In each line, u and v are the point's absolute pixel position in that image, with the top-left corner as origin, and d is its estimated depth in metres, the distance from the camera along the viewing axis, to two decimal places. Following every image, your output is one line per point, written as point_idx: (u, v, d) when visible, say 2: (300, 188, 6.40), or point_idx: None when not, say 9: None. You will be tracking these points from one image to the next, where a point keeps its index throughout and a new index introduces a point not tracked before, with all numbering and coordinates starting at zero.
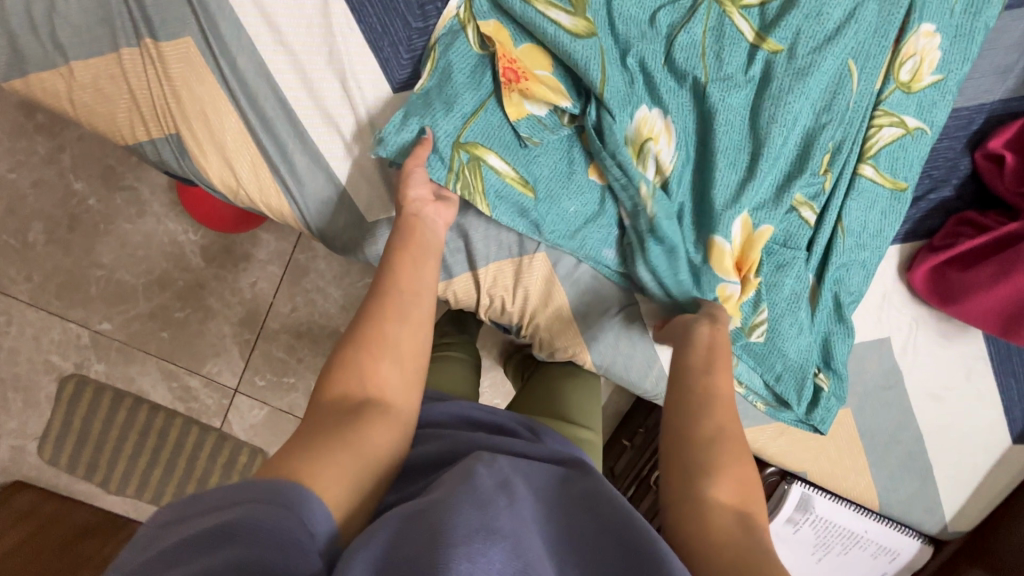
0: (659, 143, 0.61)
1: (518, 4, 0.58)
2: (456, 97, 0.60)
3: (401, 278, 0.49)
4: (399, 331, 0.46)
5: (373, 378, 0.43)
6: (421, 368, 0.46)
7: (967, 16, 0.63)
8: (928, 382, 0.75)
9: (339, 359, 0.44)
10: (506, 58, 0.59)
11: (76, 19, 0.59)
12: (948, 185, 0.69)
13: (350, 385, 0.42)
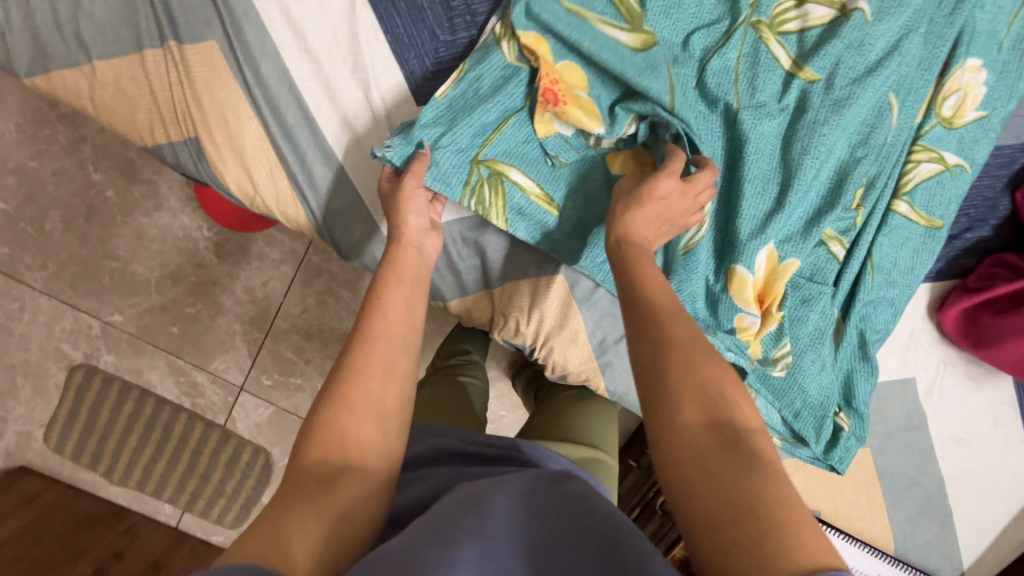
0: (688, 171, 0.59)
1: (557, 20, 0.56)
2: (479, 108, 0.58)
3: (386, 320, 0.47)
4: (381, 386, 0.44)
5: (354, 440, 0.41)
6: (400, 425, 0.44)
7: (1014, 53, 0.61)
8: (953, 427, 0.73)
9: (321, 415, 0.42)
10: (548, 77, 0.57)
11: (101, 18, 0.58)
12: (986, 225, 0.66)
13: (329, 447, 0.40)
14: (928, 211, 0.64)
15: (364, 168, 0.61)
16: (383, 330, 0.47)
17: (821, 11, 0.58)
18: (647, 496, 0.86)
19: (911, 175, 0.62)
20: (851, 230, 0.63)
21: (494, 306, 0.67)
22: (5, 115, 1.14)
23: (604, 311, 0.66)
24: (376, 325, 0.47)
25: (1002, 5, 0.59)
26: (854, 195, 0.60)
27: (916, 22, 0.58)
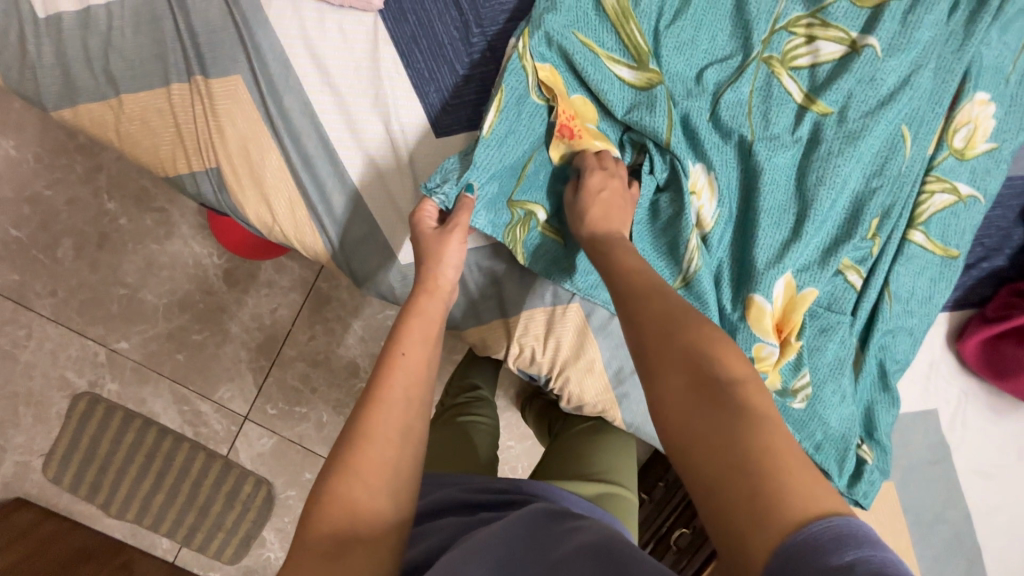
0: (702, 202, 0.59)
1: (581, 53, 0.57)
2: (508, 149, 0.58)
3: (403, 375, 0.45)
4: (394, 451, 0.42)
5: (365, 511, 0.39)
6: (409, 486, 0.42)
7: (1021, 87, 0.62)
8: (976, 459, 0.71)
9: (330, 479, 0.40)
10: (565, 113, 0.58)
11: (130, 54, 0.60)
12: (1000, 254, 0.66)
13: (337, 518, 0.39)
14: (944, 241, 0.64)
15: (383, 199, 0.62)
16: (399, 388, 0.44)
17: (832, 47, 0.59)
18: (661, 530, 0.84)
19: (924, 205, 0.63)
20: (867, 259, 0.63)
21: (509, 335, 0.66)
22: (23, 144, 1.16)
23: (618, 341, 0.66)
24: (391, 380, 0.44)
25: (1009, 40, 0.60)
26: (870, 225, 0.61)
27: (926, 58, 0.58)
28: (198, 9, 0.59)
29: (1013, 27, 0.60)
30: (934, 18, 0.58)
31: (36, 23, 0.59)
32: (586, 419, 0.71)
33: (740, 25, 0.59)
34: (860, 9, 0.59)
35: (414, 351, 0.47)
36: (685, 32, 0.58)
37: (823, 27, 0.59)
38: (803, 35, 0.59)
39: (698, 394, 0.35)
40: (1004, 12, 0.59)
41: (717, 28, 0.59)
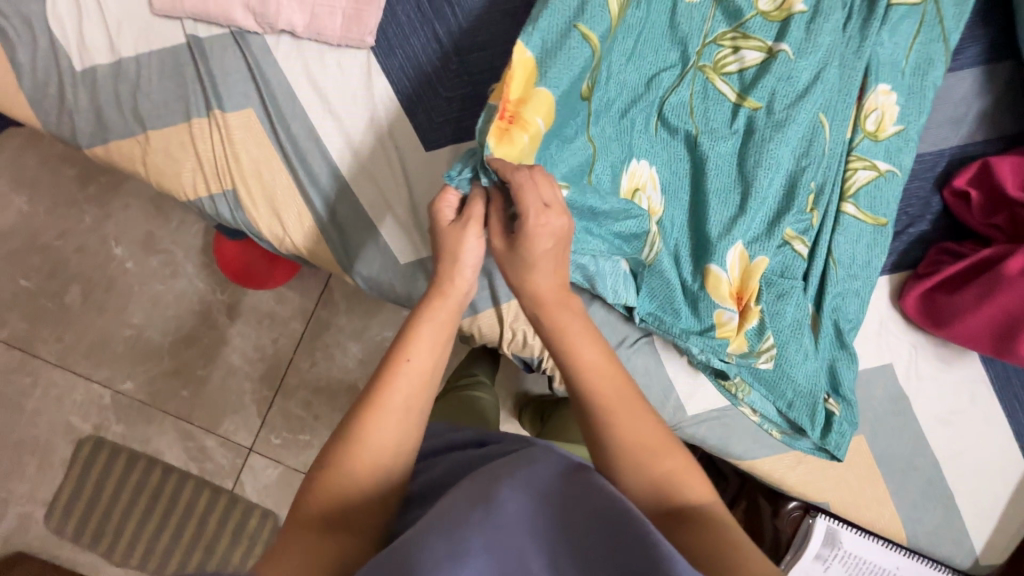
0: (649, 193, 0.67)
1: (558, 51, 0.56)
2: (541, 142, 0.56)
3: (407, 385, 0.45)
4: (388, 460, 0.43)
5: (353, 502, 0.41)
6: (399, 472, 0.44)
7: (917, 76, 0.72)
8: (936, 407, 0.78)
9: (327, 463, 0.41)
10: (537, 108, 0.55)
11: (155, 96, 0.69)
12: (924, 220, 0.76)
13: (333, 494, 0.41)
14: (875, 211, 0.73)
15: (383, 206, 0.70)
16: (401, 397, 0.44)
17: (753, 56, 0.69)
18: None
19: (851, 181, 0.73)
20: (809, 230, 0.72)
21: (502, 321, 0.73)
22: (35, 200, 1.22)
23: (603, 319, 0.73)
24: (394, 389, 0.44)
25: (901, 39, 0.71)
26: (807, 199, 0.70)
27: (831, 59, 0.69)
28: (216, 55, 0.68)
29: (903, 29, 0.71)
30: (831, 27, 0.69)
31: (73, 75, 0.68)
32: None
33: (674, 41, 0.68)
34: (771, 23, 0.70)
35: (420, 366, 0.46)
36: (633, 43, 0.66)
37: (743, 39, 0.69)
38: (729, 46, 0.70)
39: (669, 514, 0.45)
40: (891, 17, 0.71)
41: (659, 42, 0.68)
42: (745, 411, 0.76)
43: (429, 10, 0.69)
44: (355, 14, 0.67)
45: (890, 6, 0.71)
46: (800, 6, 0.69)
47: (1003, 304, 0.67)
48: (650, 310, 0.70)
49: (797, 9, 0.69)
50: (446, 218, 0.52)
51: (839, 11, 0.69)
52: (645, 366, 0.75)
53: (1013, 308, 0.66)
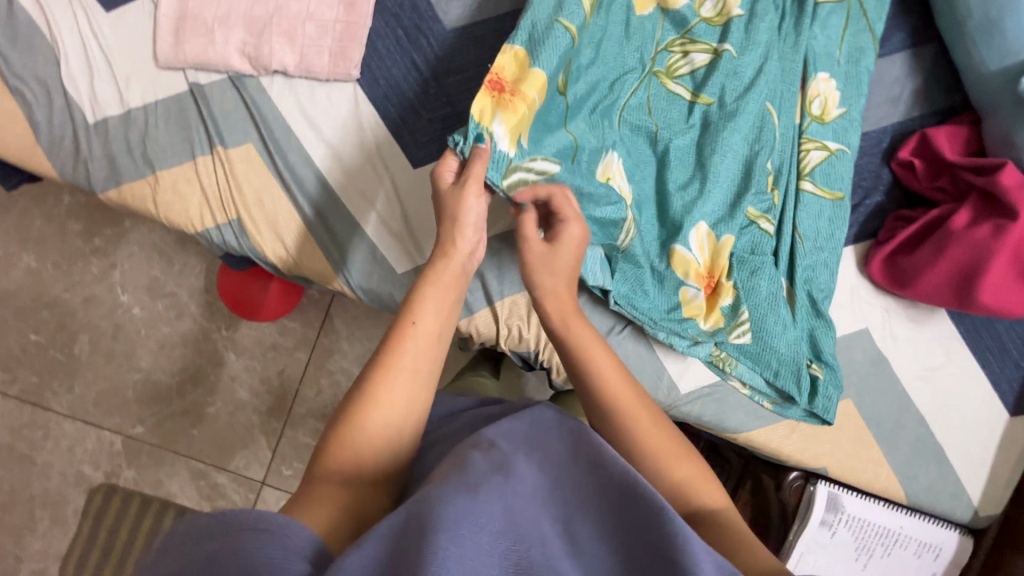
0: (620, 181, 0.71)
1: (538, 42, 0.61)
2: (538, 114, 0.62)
3: (414, 345, 0.49)
4: (400, 415, 0.47)
5: (369, 454, 0.45)
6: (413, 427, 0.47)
7: (852, 63, 0.80)
8: (914, 366, 0.82)
9: (342, 420, 0.46)
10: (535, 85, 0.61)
11: (163, 140, 0.75)
12: (877, 192, 0.82)
13: (351, 446, 0.45)
14: (831, 187, 0.80)
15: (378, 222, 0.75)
16: (409, 357, 0.48)
17: (703, 56, 0.76)
18: None
19: (806, 160, 0.79)
20: (773, 209, 0.78)
21: (498, 319, 0.78)
22: (42, 256, 1.24)
23: (593, 309, 0.78)
24: (402, 350, 0.48)
25: (832, 33, 0.79)
26: (766, 179, 0.76)
27: (771, 54, 0.77)
28: (216, 98, 0.75)
29: (833, 24, 0.79)
30: (767, 26, 0.77)
31: (86, 127, 0.75)
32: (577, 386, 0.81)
33: (633, 46, 0.73)
34: (714, 27, 0.77)
35: (425, 327, 0.50)
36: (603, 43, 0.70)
37: (691, 44, 0.77)
38: (679, 51, 0.77)
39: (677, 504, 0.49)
40: (819, 15, 0.79)
41: (619, 48, 0.72)
42: (735, 384, 0.80)
43: (406, 41, 0.75)
44: (341, 51, 0.74)
45: (818, 5, 0.79)
46: (738, 10, 0.76)
47: (956, 256, 0.72)
48: (622, 293, 0.74)
49: (734, 13, 0.76)
50: (446, 180, 0.55)
51: (773, 13, 0.77)
52: (636, 349, 0.79)
53: (967, 259, 0.71)
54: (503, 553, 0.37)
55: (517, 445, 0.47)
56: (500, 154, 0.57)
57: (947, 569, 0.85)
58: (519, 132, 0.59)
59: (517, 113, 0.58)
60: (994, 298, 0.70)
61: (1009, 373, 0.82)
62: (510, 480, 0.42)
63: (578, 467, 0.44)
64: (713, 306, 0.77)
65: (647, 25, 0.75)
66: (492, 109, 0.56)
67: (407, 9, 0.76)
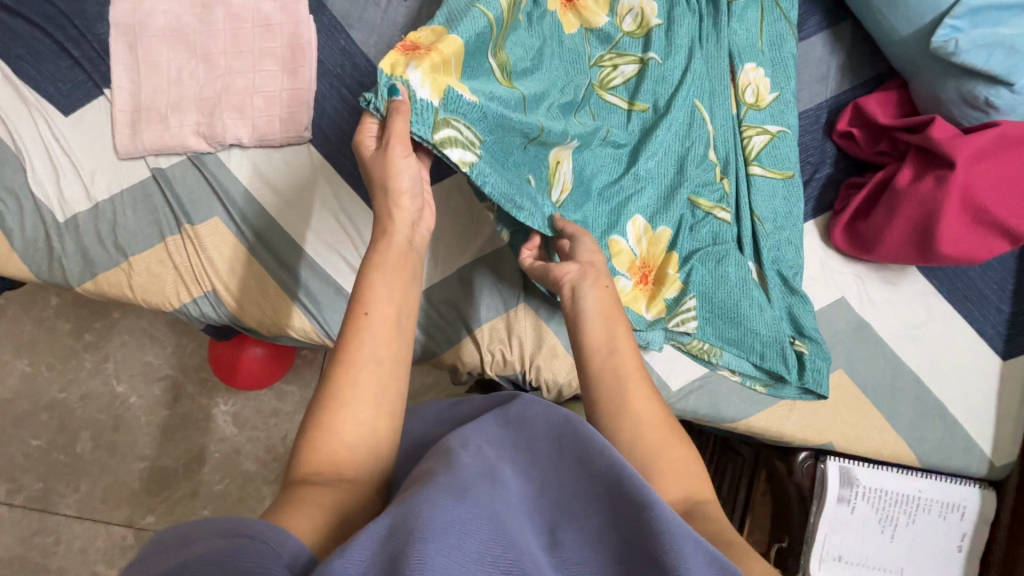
0: (564, 167, 0.70)
1: (465, 21, 0.56)
2: (482, 85, 0.58)
3: (373, 338, 0.49)
4: (370, 411, 0.48)
5: (344, 453, 0.46)
6: (387, 424, 0.48)
7: (775, 50, 0.83)
8: (897, 326, 0.82)
9: (313, 420, 0.47)
10: (458, 57, 0.56)
11: (133, 226, 0.78)
12: (825, 165, 0.84)
13: (325, 450, 0.46)
14: (779, 165, 0.81)
15: (349, 271, 0.77)
16: (369, 348, 0.49)
17: (629, 67, 0.80)
18: None
19: (750, 146, 0.82)
20: (726, 198, 0.80)
21: (480, 346, 0.79)
22: (36, 359, 1.24)
23: None
24: (362, 346, 0.49)
25: (751, 25, 0.83)
26: (711, 170, 0.79)
27: (693, 53, 0.80)
28: (180, 179, 0.78)
29: (749, 17, 0.83)
30: (685, 30, 0.81)
31: (58, 226, 0.78)
32: (567, 400, 0.82)
33: (574, 54, 0.74)
34: (637, 39, 0.81)
35: (383, 319, 0.50)
36: (540, 38, 0.68)
37: (619, 57, 0.80)
38: (609, 65, 0.79)
39: (671, 498, 0.49)
40: (736, 10, 0.83)
41: (564, 63, 0.72)
42: (725, 373, 0.80)
43: (351, 98, 0.79)
44: (291, 117, 0.77)
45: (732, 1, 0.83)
46: (657, 22, 0.80)
47: (909, 213, 0.74)
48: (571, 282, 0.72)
49: (653, 23, 0.80)
50: (368, 146, 0.53)
51: (688, 16, 0.81)
52: None
53: (920, 213, 0.73)
54: (491, 560, 0.35)
55: (504, 450, 0.45)
56: (422, 104, 0.53)
57: (977, 527, 0.83)
58: (440, 79, 0.54)
59: (434, 63, 0.54)
60: (954, 248, 0.73)
61: (992, 318, 0.82)
62: (498, 486, 0.41)
63: (566, 463, 0.43)
64: (654, 296, 0.77)
65: (578, 34, 0.76)
66: (404, 60, 0.53)
67: (347, 68, 0.79)
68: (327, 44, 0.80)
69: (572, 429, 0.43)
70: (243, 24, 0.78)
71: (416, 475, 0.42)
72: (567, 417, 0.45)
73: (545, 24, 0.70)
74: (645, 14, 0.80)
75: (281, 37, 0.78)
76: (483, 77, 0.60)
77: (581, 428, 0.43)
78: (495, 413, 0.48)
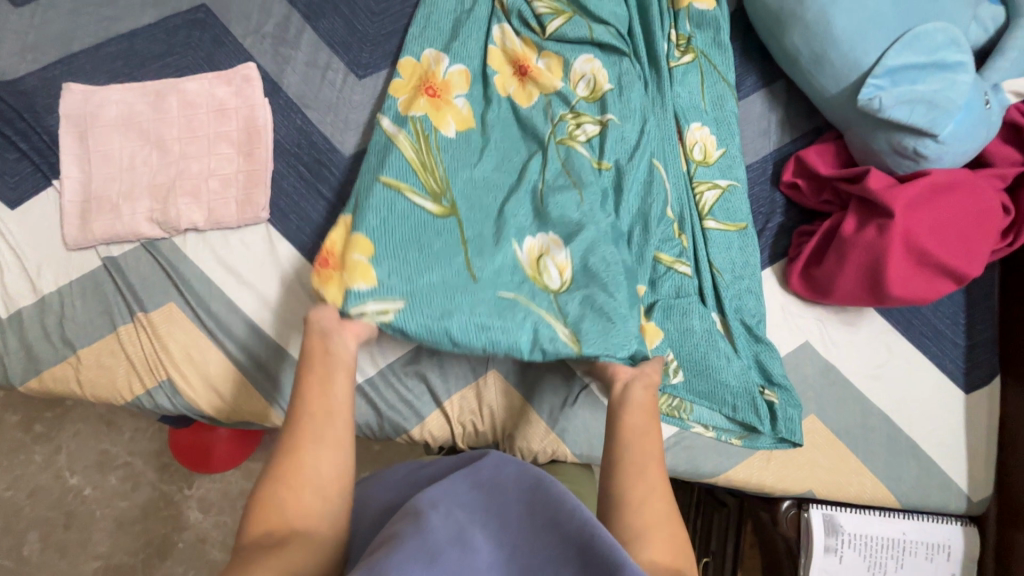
0: (555, 256, 0.70)
1: (367, 207, 0.67)
2: (405, 241, 0.67)
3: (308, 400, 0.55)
4: (313, 465, 0.51)
5: (293, 509, 0.48)
6: (334, 476, 0.51)
7: (718, 108, 0.87)
8: (862, 366, 0.83)
9: (265, 480, 0.50)
10: (359, 244, 0.65)
11: (81, 318, 0.75)
12: (776, 214, 0.87)
13: (276, 511, 0.48)
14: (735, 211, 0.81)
15: None
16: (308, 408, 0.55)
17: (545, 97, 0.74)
18: None
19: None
20: (685, 252, 0.81)
21: (450, 418, 0.78)
22: None
23: (543, 385, 0.78)
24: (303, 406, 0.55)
25: (693, 87, 0.87)
26: (671, 228, 0.80)
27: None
28: (133, 267, 0.76)
29: (691, 82, 0.87)
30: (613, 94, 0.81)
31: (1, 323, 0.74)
32: (543, 466, 0.80)
33: (525, 132, 0.78)
34: (592, 103, 0.81)
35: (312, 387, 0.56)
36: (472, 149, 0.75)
37: (579, 116, 0.79)
38: (573, 123, 0.79)
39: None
40: (677, 74, 0.86)
41: (516, 141, 0.78)
42: (699, 430, 0.79)
43: (309, 176, 0.80)
44: (247, 198, 0.77)
45: (673, 67, 0.86)
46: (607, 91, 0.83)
47: (858, 260, 0.76)
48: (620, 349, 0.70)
49: (605, 88, 0.81)
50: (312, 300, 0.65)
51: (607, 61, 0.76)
52: (593, 413, 0.78)
53: (867, 260, 0.76)
54: None
55: (475, 514, 0.43)
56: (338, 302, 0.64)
57: (964, 566, 0.82)
58: (345, 281, 0.63)
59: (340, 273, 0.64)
60: (904, 290, 0.75)
61: (950, 353, 0.84)
62: (469, 552, 0.39)
63: (538, 524, 0.41)
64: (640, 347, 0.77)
65: (537, 102, 0.80)
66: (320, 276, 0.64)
67: (304, 146, 0.80)
68: (283, 125, 0.81)
69: (545, 491, 0.42)
70: (197, 110, 0.79)
71: (385, 539, 0.40)
72: (540, 477, 0.44)
73: (488, 124, 0.77)
74: (597, 79, 0.81)
75: (235, 121, 0.79)
76: (410, 230, 0.67)
77: (556, 491, 0.42)
78: (466, 472, 0.48)
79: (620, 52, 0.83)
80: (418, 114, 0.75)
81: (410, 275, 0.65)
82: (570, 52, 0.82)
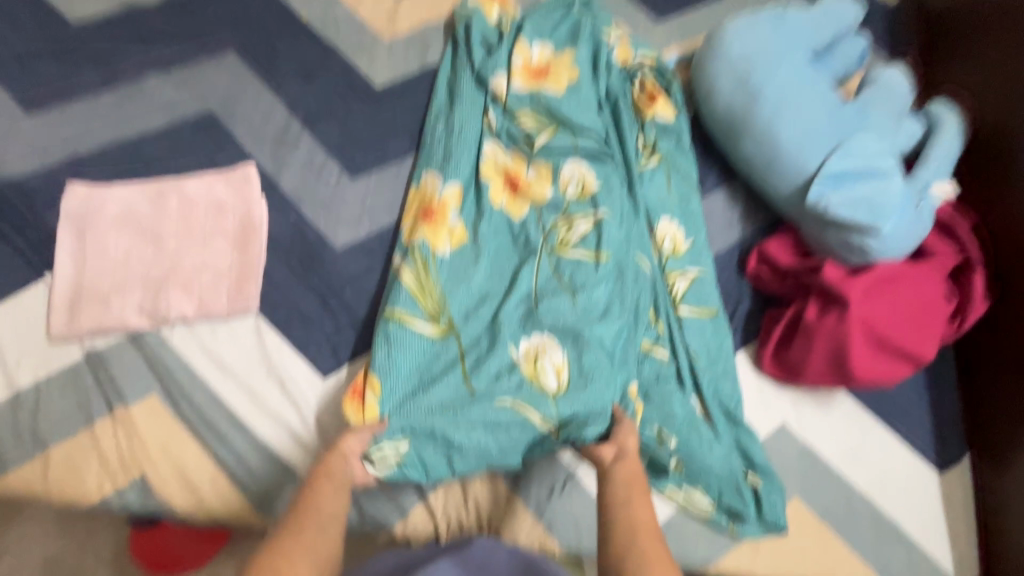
0: (551, 356, 0.77)
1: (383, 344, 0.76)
2: (406, 370, 0.75)
3: None
4: None
5: None
6: None
7: (684, 203, 0.94)
8: (838, 447, 0.86)
9: None
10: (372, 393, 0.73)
11: (56, 413, 0.73)
12: (744, 300, 0.92)
13: None
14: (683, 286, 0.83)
15: (293, 444, 0.75)
16: None
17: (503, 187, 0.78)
18: None
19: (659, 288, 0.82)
20: (662, 337, 0.86)
21: (434, 511, 0.76)
22: None
23: (529, 475, 0.78)
24: None
25: (660, 185, 0.93)
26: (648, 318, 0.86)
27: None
28: (117, 360, 0.76)
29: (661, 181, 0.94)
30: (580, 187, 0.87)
31: None
32: None
33: (518, 242, 0.85)
34: (583, 201, 0.87)
35: None
36: (465, 263, 0.82)
37: (570, 219, 0.85)
38: (566, 224, 0.85)
39: None
40: (645, 174, 0.94)
41: (509, 251, 0.84)
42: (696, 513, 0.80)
43: (300, 269, 0.83)
44: (239, 290, 0.79)
45: (641, 169, 0.94)
46: None
47: (822, 345, 0.81)
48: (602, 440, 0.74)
49: (593, 188, 0.88)
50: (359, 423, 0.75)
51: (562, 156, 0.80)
52: (581, 504, 0.77)
53: (831, 345, 0.81)
54: None
55: None
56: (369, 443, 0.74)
57: None
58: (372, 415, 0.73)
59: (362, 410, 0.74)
60: (868, 373, 0.80)
61: (920, 433, 0.88)
62: None
63: None
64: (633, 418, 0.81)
65: (529, 210, 0.86)
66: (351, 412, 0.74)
67: (297, 241, 0.84)
68: (278, 220, 0.85)
69: None
70: (195, 207, 0.83)
71: None
72: None
73: (485, 237, 0.84)
74: (585, 181, 0.88)
75: (232, 218, 0.83)
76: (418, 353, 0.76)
77: None
78: None
79: (599, 159, 0.91)
80: (419, 238, 0.82)
81: (421, 405, 0.74)
82: (559, 159, 0.89)
